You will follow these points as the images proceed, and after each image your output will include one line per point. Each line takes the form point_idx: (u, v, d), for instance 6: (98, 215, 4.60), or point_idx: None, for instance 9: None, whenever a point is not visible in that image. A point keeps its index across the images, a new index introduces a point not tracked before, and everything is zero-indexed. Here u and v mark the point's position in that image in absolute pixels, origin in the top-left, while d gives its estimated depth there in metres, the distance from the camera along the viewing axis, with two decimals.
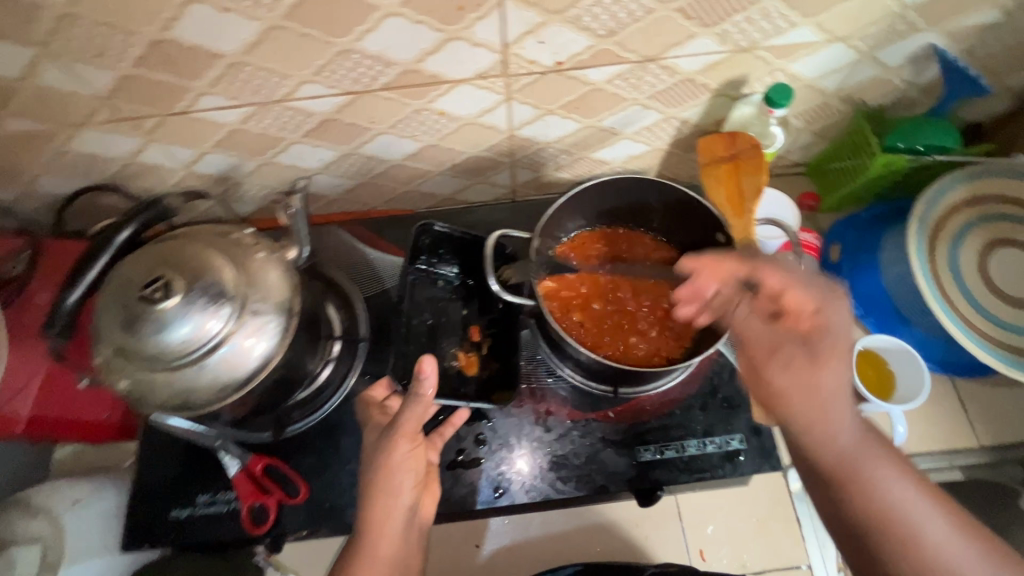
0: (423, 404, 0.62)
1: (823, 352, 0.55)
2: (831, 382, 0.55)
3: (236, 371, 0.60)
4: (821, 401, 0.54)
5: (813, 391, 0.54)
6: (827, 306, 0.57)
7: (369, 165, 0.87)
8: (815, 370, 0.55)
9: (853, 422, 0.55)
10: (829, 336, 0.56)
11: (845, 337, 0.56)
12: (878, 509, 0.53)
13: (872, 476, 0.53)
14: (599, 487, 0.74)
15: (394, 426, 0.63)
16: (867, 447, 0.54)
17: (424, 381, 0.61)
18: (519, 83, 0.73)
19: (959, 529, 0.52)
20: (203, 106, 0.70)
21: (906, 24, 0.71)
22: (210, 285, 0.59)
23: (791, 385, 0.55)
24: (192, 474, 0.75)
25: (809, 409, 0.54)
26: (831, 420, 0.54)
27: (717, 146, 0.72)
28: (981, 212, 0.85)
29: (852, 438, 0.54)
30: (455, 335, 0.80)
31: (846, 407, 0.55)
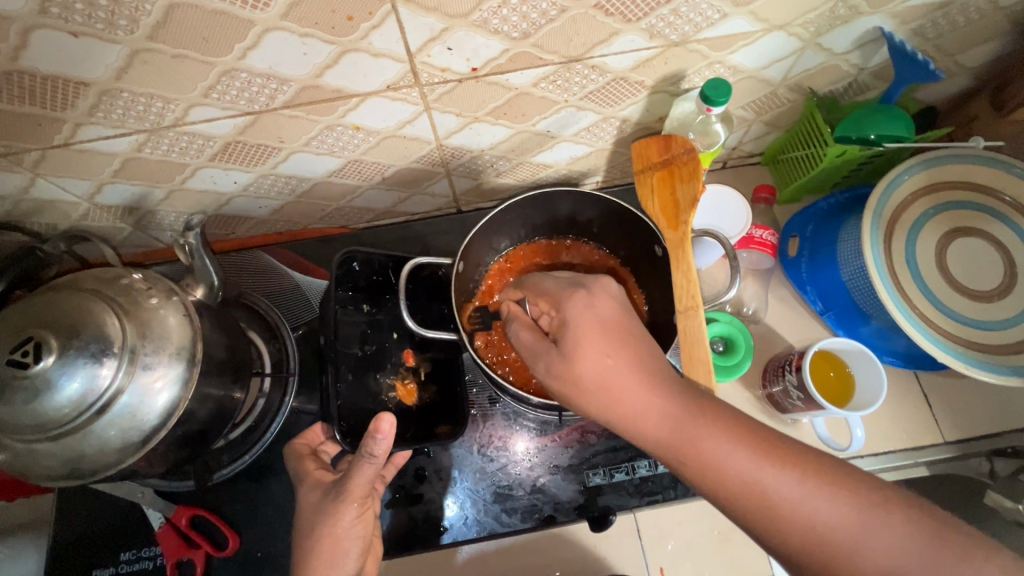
0: (378, 464, 0.54)
1: (583, 340, 0.53)
2: (607, 367, 0.52)
3: (136, 428, 0.56)
4: (610, 394, 0.52)
5: (592, 384, 0.52)
6: (570, 302, 0.56)
7: (291, 185, 0.81)
8: (579, 363, 0.53)
9: (655, 399, 0.51)
10: (579, 328, 0.54)
11: (600, 321, 0.54)
12: (721, 484, 0.48)
13: (703, 449, 0.48)
14: (546, 517, 0.71)
15: (341, 491, 0.56)
16: (685, 420, 0.50)
17: (378, 444, 0.53)
18: (435, 92, 0.67)
19: (812, 479, 0.47)
20: (86, 137, 0.64)
21: (848, 8, 0.66)
22: (93, 340, 0.54)
23: (567, 385, 0.53)
24: (114, 531, 0.71)
25: (603, 403, 0.52)
26: (626, 408, 0.51)
27: (651, 152, 0.66)
28: (939, 200, 0.81)
29: (660, 417, 0.50)
30: (391, 365, 0.73)
31: (639, 387, 0.51)
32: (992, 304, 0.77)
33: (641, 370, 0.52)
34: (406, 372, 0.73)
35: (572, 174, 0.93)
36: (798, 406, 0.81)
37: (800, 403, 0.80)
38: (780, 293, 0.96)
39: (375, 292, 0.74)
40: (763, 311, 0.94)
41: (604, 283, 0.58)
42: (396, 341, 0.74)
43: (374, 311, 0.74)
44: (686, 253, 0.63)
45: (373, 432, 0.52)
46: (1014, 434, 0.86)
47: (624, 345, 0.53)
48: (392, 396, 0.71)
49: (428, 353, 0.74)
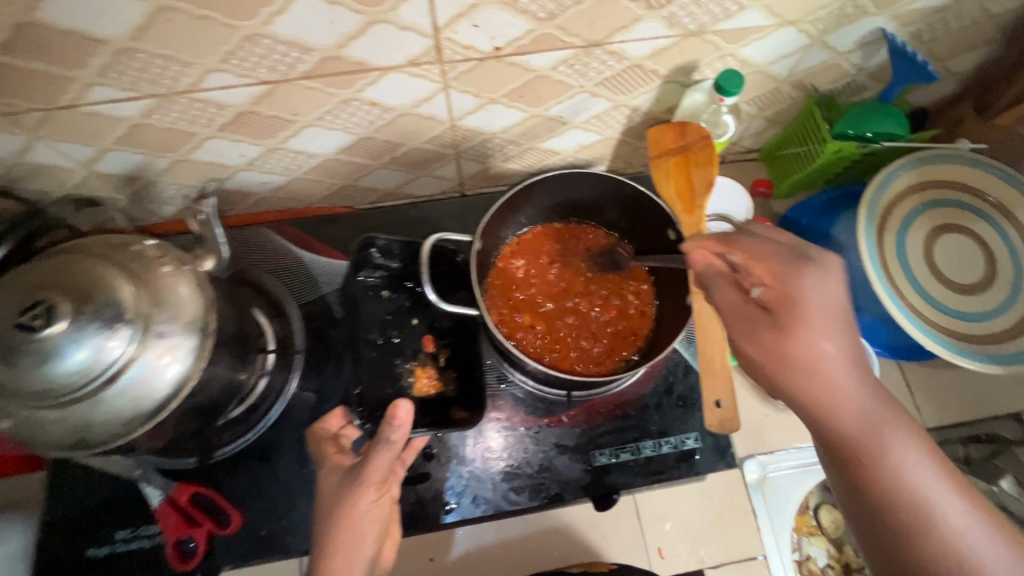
0: (395, 450, 0.56)
1: (809, 318, 0.49)
2: (826, 352, 0.49)
3: (148, 401, 0.54)
4: (813, 362, 0.49)
5: (807, 341, 0.49)
6: (789, 277, 0.50)
7: (299, 161, 0.80)
8: (793, 343, 0.49)
9: (859, 395, 0.49)
10: (805, 306, 0.49)
11: (827, 298, 0.50)
12: (890, 493, 0.48)
13: (888, 455, 0.48)
14: (553, 496, 0.72)
15: (358, 476, 0.57)
16: (882, 425, 0.48)
17: (396, 428, 0.55)
18: (455, 70, 0.67)
19: (977, 510, 0.48)
20: (94, 98, 0.61)
21: (856, 7, 0.69)
22: (105, 306, 0.53)
23: (768, 352, 0.50)
24: (108, 509, 0.69)
25: (806, 386, 0.49)
26: (830, 401, 0.48)
27: (668, 138, 0.68)
28: (927, 198, 0.85)
29: (861, 414, 0.48)
30: (410, 353, 0.71)
31: (854, 382, 0.49)
32: (975, 297, 0.82)
33: (860, 371, 0.49)
34: (426, 359, 0.71)
35: (578, 162, 0.94)
36: None
37: None
38: None
39: (397, 278, 0.74)
40: None
41: (823, 267, 0.50)
42: (414, 327, 0.73)
43: (392, 297, 0.73)
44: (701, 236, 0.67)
45: (389, 417, 0.54)
46: (988, 421, 0.91)
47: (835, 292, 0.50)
48: (409, 383, 0.70)
49: (445, 339, 0.73)
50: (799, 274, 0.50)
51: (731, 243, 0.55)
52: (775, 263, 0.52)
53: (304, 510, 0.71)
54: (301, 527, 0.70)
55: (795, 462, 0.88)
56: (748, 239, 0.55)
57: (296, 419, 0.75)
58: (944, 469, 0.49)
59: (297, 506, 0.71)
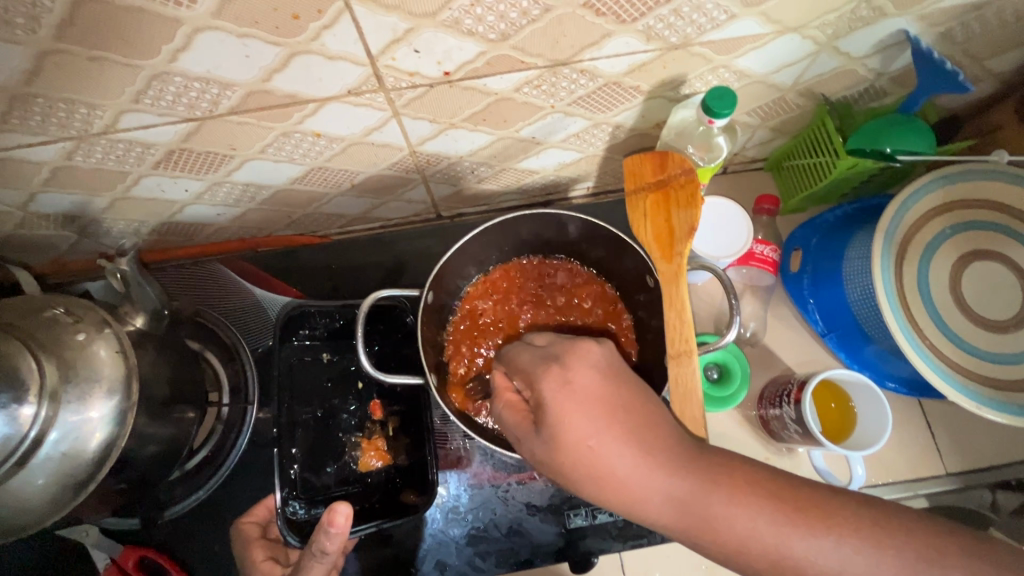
0: (330, 560, 0.51)
1: (568, 429, 0.46)
2: (601, 454, 0.45)
3: (65, 481, 0.51)
4: (601, 471, 0.45)
5: (582, 457, 0.45)
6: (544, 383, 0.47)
7: (250, 192, 0.74)
8: (567, 452, 0.46)
9: (660, 476, 0.45)
10: (566, 415, 0.46)
11: (582, 400, 0.46)
12: (747, 557, 0.44)
13: (720, 524, 0.44)
14: (522, 561, 0.66)
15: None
16: (693, 498, 0.44)
17: (331, 538, 0.49)
18: (403, 97, 0.59)
19: (839, 537, 0.42)
20: (4, 145, 0.56)
21: (871, 9, 0.58)
22: (4, 386, 0.48)
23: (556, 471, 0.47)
24: (55, 570, 0.66)
25: (607, 490, 0.46)
26: (633, 494, 0.45)
27: (645, 170, 0.60)
28: (957, 219, 0.74)
29: (674, 495, 0.45)
30: (357, 422, 0.68)
31: (646, 470, 0.45)
32: (1007, 334, 0.72)
33: (643, 452, 0.45)
34: (374, 428, 0.68)
35: (561, 179, 0.86)
36: (797, 439, 0.76)
37: (799, 436, 0.75)
38: (780, 311, 0.91)
39: (342, 338, 0.71)
40: (762, 331, 0.89)
41: (562, 371, 0.47)
42: (360, 393, 0.70)
43: (335, 360, 0.70)
44: (680, 290, 0.57)
45: (326, 524, 0.49)
46: (1018, 466, 0.82)
47: (592, 398, 0.46)
48: (354, 457, 0.67)
49: (394, 406, 0.70)
50: (547, 376, 0.48)
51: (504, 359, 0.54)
52: (533, 370, 0.49)
53: None
54: None
55: None
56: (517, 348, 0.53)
57: (252, 473, 0.71)
58: (786, 505, 0.44)
59: None
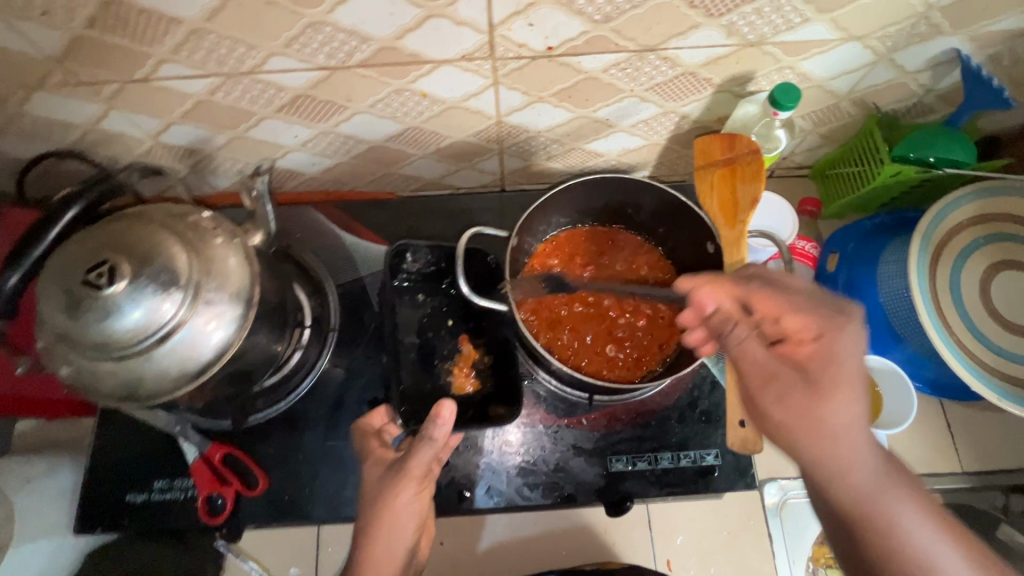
0: (436, 446, 0.60)
1: (832, 386, 0.51)
2: (842, 413, 0.51)
3: (190, 365, 0.58)
4: (824, 424, 0.51)
5: (822, 419, 0.51)
6: (830, 341, 0.52)
7: (347, 145, 0.83)
8: (822, 405, 0.51)
9: (871, 457, 0.51)
10: (835, 369, 0.52)
11: (853, 363, 0.52)
12: (905, 553, 0.49)
13: (898, 515, 0.49)
14: (566, 496, 0.72)
15: (401, 469, 0.60)
16: (890, 486, 0.50)
17: (438, 427, 0.58)
18: (507, 67, 0.67)
19: (973, 563, 0.49)
20: (165, 74, 0.65)
21: (929, 26, 0.66)
22: (162, 271, 0.56)
23: (795, 422, 0.52)
24: (147, 459, 0.73)
25: (822, 448, 0.51)
26: (847, 458, 0.50)
27: (716, 149, 0.67)
28: (989, 230, 0.80)
29: (871, 477, 0.50)
30: (448, 352, 0.76)
31: (864, 445, 0.51)
32: None
33: (870, 432, 0.51)
34: (461, 357, 0.76)
35: (621, 165, 0.93)
36: None
37: None
38: None
39: (431, 279, 0.79)
40: None
41: (843, 330, 0.53)
42: (451, 328, 0.77)
43: (427, 300, 0.78)
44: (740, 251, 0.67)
45: (434, 416, 0.58)
46: None
47: (863, 371, 0.52)
48: (449, 380, 0.74)
49: (480, 338, 0.77)
50: (837, 334, 0.52)
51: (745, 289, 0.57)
52: (810, 322, 0.53)
53: (323, 484, 0.74)
54: (321, 498, 0.73)
55: None
56: (772, 283, 0.57)
57: (325, 394, 0.78)
58: (945, 525, 0.50)
59: (319, 477, 0.74)
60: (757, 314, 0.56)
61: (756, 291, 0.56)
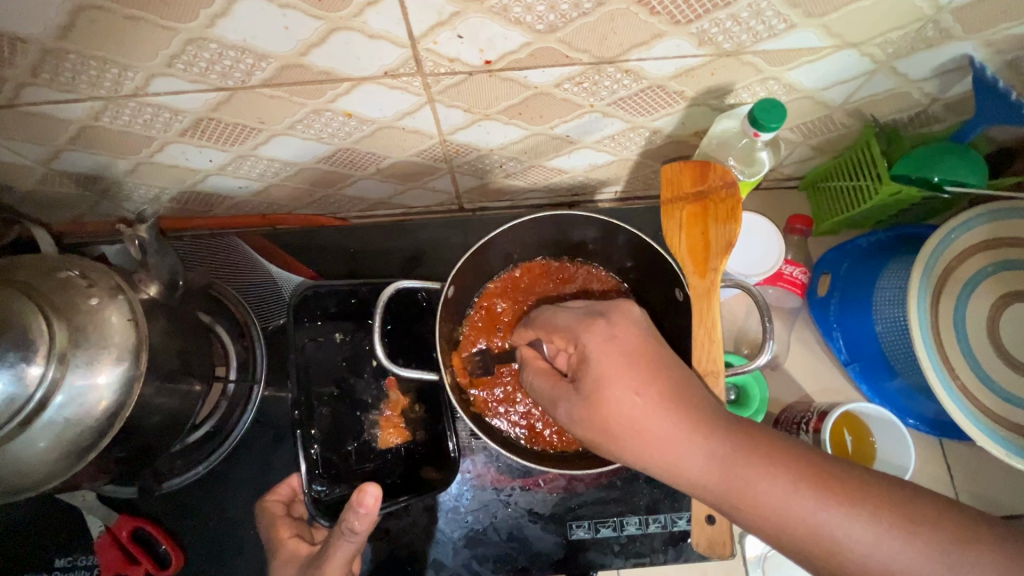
0: (358, 540, 0.52)
1: (606, 376, 0.49)
2: (634, 408, 0.47)
3: (65, 449, 0.50)
4: (634, 424, 0.47)
5: (619, 423, 0.47)
6: (584, 337, 0.51)
7: (273, 168, 0.72)
8: (604, 405, 0.48)
9: (697, 438, 0.45)
10: (597, 363, 0.49)
11: (623, 347, 0.50)
12: (783, 529, 0.42)
13: (757, 489, 0.43)
14: (519, 569, 0.65)
15: (316, 567, 0.53)
16: (731, 458, 0.44)
17: (360, 516, 0.50)
18: (440, 83, 0.57)
19: (877, 517, 0.41)
20: (32, 99, 0.55)
21: (937, 30, 0.56)
22: (14, 343, 0.47)
23: (598, 434, 0.49)
24: (48, 535, 0.65)
25: (636, 446, 0.47)
26: (665, 451, 0.46)
27: (685, 180, 0.58)
28: (1001, 257, 0.71)
29: (708, 457, 0.45)
30: (374, 399, 0.68)
31: (683, 431, 0.46)
32: None
33: (682, 407, 0.47)
34: (388, 407, 0.68)
35: (590, 181, 0.83)
36: None
37: None
38: (802, 335, 0.88)
39: (356, 317, 0.71)
40: (783, 356, 0.86)
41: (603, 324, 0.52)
42: (375, 370, 0.70)
43: (347, 339, 0.70)
44: (713, 306, 0.57)
45: (355, 504, 0.50)
46: None
47: (625, 360, 0.49)
48: (375, 434, 0.67)
49: (411, 383, 0.69)
50: (589, 329, 0.51)
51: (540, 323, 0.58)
52: (575, 326, 0.53)
53: (248, 558, 0.66)
54: (246, 574, 0.65)
55: None
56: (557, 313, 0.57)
57: (253, 453, 0.70)
58: (827, 484, 0.42)
59: (244, 550, 0.66)
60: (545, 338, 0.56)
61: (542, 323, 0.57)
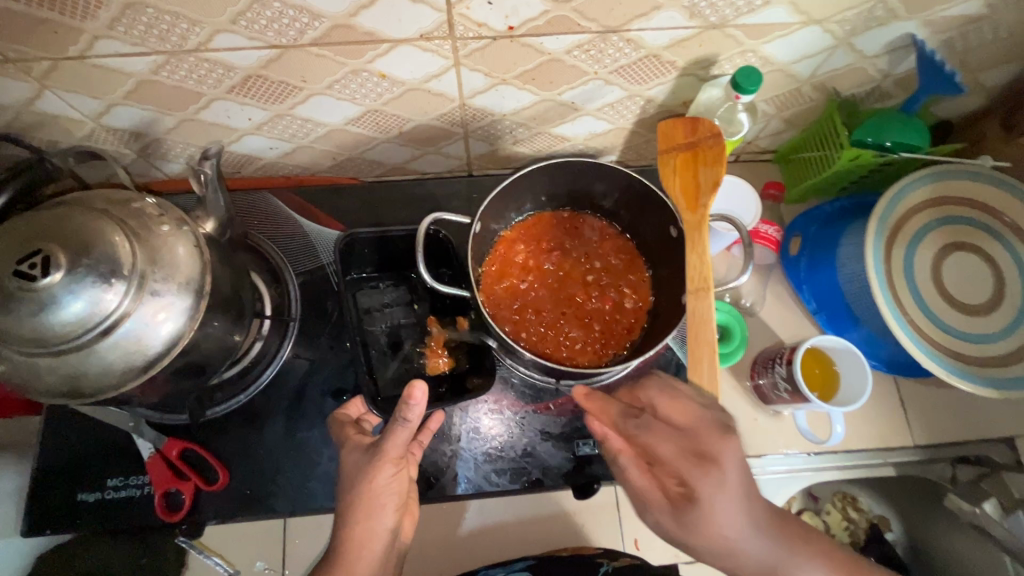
0: (411, 427, 0.57)
1: (706, 505, 0.54)
2: (802, 508, 0.58)
3: (138, 358, 0.56)
4: (728, 548, 0.54)
5: (787, 517, 0.58)
6: (695, 478, 0.54)
7: (305, 129, 0.79)
8: (779, 495, 0.58)
9: (833, 550, 0.59)
10: (705, 510, 0.53)
11: (743, 479, 0.54)
12: None
13: None
14: (534, 481, 0.73)
15: (378, 452, 0.58)
16: (851, 568, 0.59)
17: (412, 407, 0.56)
18: (467, 47, 0.65)
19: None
20: (101, 51, 0.61)
21: (886, 10, 0.67)
22: (103, 260, 0.53)
23: (766, 517, 0.58)
24: (99, 458, 0.71)
25: (798, 541, 0.57)
26: (816, 556, 0.57)
27: (677, 133, 0.68)
28: (941, 213, 0.83)
29: (836, 564, 0.59)
30: (417, 336, 0.77)
31: (821, 535, 0.59)
32: (977, 317, 0.80)
33: (761, 522, 0.55)
34: (430, 341, 0.77)
35: (588, 150, 0.92)
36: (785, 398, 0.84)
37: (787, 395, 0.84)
38: (777, 289, 0.98)
39: (392, 269, 0.80)
40: (759, 304, 0.96)
41: (726, 445, 0.55)
42: (417, 313, 0.78)
43: (388, 288, 0.79)
44: (702, 235, 0.65)
45: (408, 396, 0.55)
46: (979, 445, 0.91)
47: None
48: (424, 362, 0.75)
49: (447, 318, 0.78)
50: (702, 475, 0.54)
51: (647, 433, 0.59)
52: (677, 455, 0.55)
53: (287, 476, 0.73)
54: (285, 491, 0.72)
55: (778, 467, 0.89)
56: (659, 433, 0.58)
57: (288, 385, 0.77)
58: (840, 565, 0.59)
59: (283, 470, 0.73)
60: (670, 412, 0.59)
61: (646, 441, 0.59)
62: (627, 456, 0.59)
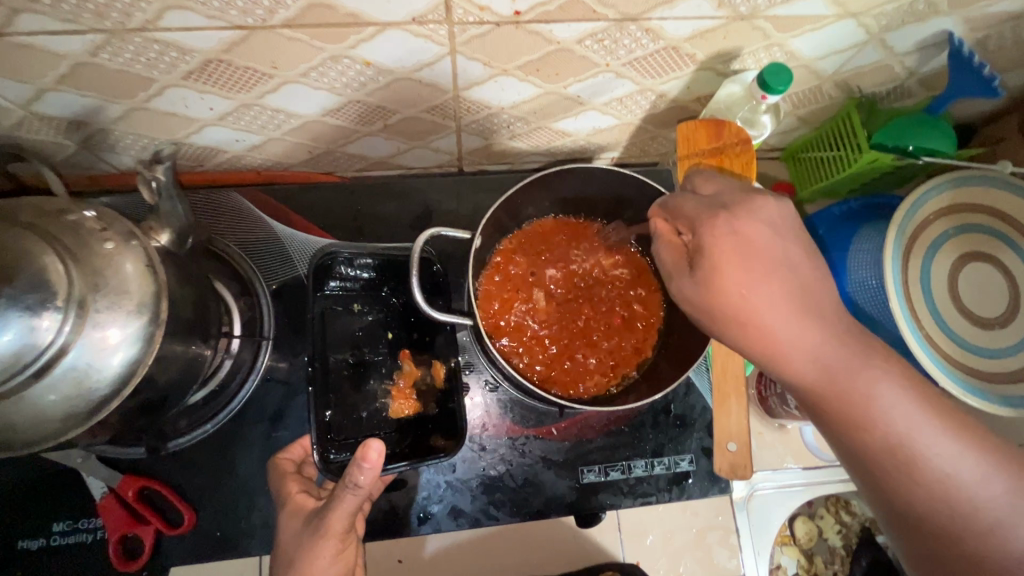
0: (361, 494, 0.55)
1: (728, 266, 0.47)
2: (761, 300, 0.46)
3: (85, 398, 0.47)
4: (759, 323, 0.46)
5: (751, 317, 0.47)
6: (705, 225, 0.49)
7: (276, 120, 0.69)
8: (735, 289, 0.47)
9: (815, 337, 0.46)
10: (723, 256, 0.47)
11: (745, 245, 0.47)
12: (871, 442, 0.45)
13: (863, 394, 0.45)
14: (535, 512, 0.69)
15: (320, 526, 0.56)
16: (840, 365, 0.46)
17: (362, 472, 0.53)
18: (466, 33, 0.57)
19: (965, 442, 0.45)
20: (26, 27, 0.51)
21: (927, 5, 0.61)
22: (30, 287, 0.44)
23: (715, 308, 0.48)
24: (44, 499, 0.63)
25: (764, 341, 0.47)
26: (780, 348, 0.46)
27: (699, 135, 0.71)
28: (958, 222, 0.79)
29: (819, 360, 0.46)
30: (387, 370, 0.71)
31: (806, 329, 0.46)
32: (995, 331, 0.77)
33: (788, 287, 0.47)
34: (400, 376, 0.71)
35: (590, 146, 0.85)
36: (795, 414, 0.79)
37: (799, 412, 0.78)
38: None
39: (370, 289, 0.74)
40: None
41: (755, 205, 0.49)
42: (392, 343, 0.72)
43: (364, 311, 0.73)
44: None
45: (359, 459, 0.53)
46: None
47: (784, 279, 0.47)
48: (386, 404, 0.69)
49: (424, 354, 0.72)
50: (713, 220, 0.48)
51: (665, 208, 0.53)
52: (701, 215, 0.50)
53: (262, 514, 0.66)
54: (259, 530, 0.65)
55: (776, 484, 0.85)
56: (683, 198, 0.53)
57: (261, 412, 0.69)
58: (902, 394, 0.45)
59: (256, 508, 0.66)
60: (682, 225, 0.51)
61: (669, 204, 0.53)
62: (664, 236, 0.52)
